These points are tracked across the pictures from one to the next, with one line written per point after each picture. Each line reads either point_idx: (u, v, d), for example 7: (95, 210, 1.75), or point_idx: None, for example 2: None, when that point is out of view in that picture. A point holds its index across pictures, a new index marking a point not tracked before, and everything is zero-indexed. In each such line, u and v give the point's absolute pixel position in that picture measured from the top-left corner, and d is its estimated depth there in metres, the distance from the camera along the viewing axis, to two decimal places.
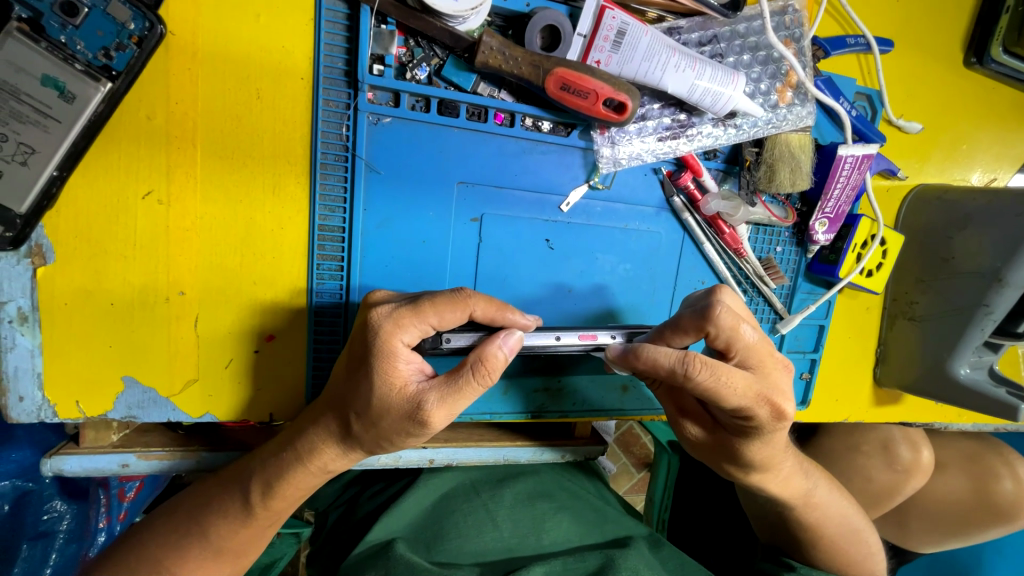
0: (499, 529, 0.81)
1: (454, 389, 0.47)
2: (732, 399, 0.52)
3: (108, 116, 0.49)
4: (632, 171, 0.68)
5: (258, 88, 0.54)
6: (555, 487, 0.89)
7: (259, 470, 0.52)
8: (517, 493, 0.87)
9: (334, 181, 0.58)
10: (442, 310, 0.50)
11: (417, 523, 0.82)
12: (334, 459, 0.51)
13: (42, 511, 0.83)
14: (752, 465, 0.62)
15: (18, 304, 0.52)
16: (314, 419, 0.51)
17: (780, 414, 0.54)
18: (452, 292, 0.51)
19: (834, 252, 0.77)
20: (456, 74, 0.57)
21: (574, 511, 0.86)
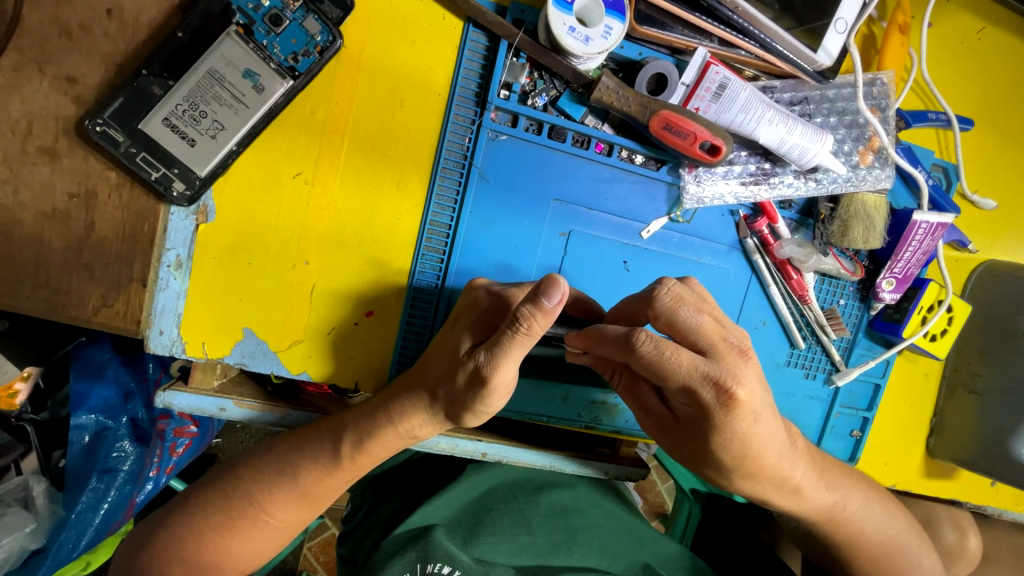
0: (532, 534, 0.83)
1: (502, 346, 0.49)
2: (676, 377, 0.52)
3: (284, 107, 0.59)
4: (711, 210, 0.73)
5: (403, 98, 0.63)
6: (589, 504, 0.90)
7: (353, 428, 0.58)
8: (551, 503, 0.88)
9: (450, 184, 0.65)
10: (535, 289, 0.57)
11: (455, 515, 0.84)
12: (423, 426, 0.58)
13: (113, 449, 0.88)
14: (726, 467, 0.58)
15: (177, 252, 0.60)
16: (407, 390, 0.57)
17: (728, 400, 0.51)
18: None
19: (899, 312, 0.78)
20: (569, 105, 0.65)
21: (605, 530, 0.88)
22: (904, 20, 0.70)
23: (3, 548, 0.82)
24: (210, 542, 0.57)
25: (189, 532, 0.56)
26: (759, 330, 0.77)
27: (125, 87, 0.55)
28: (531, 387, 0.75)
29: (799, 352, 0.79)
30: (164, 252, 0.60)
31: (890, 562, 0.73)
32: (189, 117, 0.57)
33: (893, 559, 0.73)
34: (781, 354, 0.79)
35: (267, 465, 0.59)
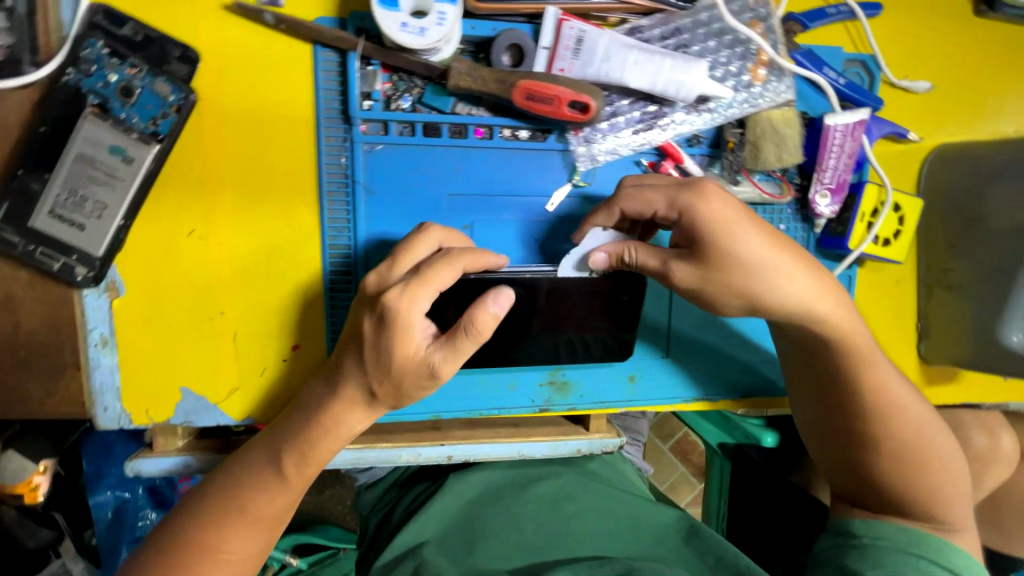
0: (523, 531, 0.82)
1: (455, 348, 0.55)
2: (658, 195, 0.63)
3: (158, 172, 0.61)
4: (614, 166, 0.70)
5: (272, 134, 0.64)
6: (576, 488, 0.90)
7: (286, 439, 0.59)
8: (539, 496, 0.88)
9: (339, 205, 0.66)
10: (436, 269, 0.56)
11: (444, 528, 0.85)
12: (350, 416, 0.58)
13: (137, 518, 0.94)
14: (751, 264, 0.60)
15: (100, 331, 0.64)
16: (328, 399, 0.58)
17: (703, 190, 0.61)
18: (442, 255, 0.57)
19: (841, 224, 0.74)
20: (435, 99, 0.64)
21: (598, 514, 0.86)
22: None
23: None
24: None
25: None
26: None
27: (9, 190, 0.58)
28: (476, 381, 0.76)
29: None
30: (88, 334, 0.63)
31: (906, 486, 0.62)
32: (71, 204, 0.59)
33: (905, 481, 0.62)
34: None
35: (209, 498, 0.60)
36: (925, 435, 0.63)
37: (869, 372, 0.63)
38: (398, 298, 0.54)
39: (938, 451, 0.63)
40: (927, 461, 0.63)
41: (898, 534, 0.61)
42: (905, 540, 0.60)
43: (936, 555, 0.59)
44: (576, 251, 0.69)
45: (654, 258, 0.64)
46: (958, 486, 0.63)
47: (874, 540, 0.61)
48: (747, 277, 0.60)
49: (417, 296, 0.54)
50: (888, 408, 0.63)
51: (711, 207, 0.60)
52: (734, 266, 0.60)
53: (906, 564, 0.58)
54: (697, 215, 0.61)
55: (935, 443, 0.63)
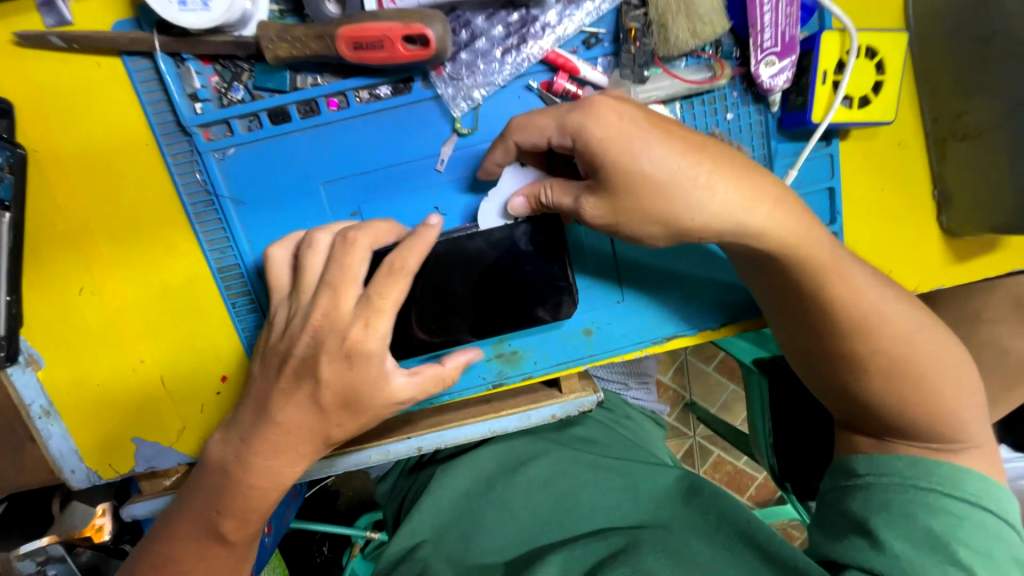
0: (518, 519, 0.79)
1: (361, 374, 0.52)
2: (542, 126, 0.51)
3: (20, 238, 0.58)
4: (499, 98, 0.59)
5: (118, 168, 0.58)
6: (571, 464, 0.85)
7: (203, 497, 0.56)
8: (530, 480, 0.83)
9: (213, 225, 0.61)
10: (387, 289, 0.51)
11: (439, 527, 0.82)
12: (278, 465, 0.55)
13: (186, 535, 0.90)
14: (665, 179, 0.48)
15: (40, 403, 0.65)
16: (246, 448, 0.55)
17: (588, 106, 0.49)
18: (388, 268, 0.51)
19: (801, 93, 0.59)
20: (268, 79, 0.56)
21: (595, 487, 0.81)
22: None
23: None
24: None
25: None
26: None
27: None
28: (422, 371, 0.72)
29: None
30: (30, 409, 0.65)
31: (906, 409, 0.53)
32: None
33: (900, 403, 0.53)
34: None
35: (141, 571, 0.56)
36: (916, 340, 0.53)
37: (833, 288, 0.52)
38: (362, 334, 0.51)
39: (935, 359, 0.53)
40: (923, 373, 0.53)
41: (903, 465, 0.52)
42: (910, 472, 0.52)
43: (949, 485, 0.50)
44: (495, 196, 0.59)
45: (566, 193, 0.53)
46: (964, 391, 0.54)
47: (877, 478, 0.53)
48: (664, 206, 0.48)
49: (380, 328, 0.52)
50: (865, 326, 0.52)
51: (601, 125, 0.48)
52: (646, 189, 0.48)
53: (914, 502, 0.50)
54: (585, 139, 0.48)
55: (931, 351, 0.53)
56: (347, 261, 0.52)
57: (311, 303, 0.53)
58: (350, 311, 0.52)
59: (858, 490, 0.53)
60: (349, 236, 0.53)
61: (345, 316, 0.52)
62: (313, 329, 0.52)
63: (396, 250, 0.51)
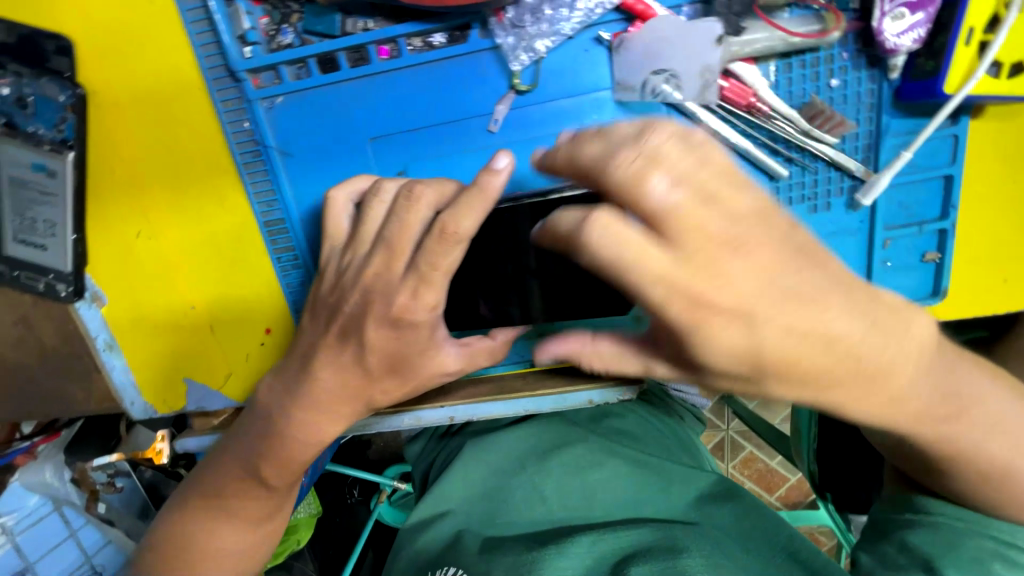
0: (548, 502, 0.77)
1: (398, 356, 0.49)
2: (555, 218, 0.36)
3: (83, 179, 0.60)
4: (566, 52, 0.53)
5: (171, 113, 0.58)
6: (605, 455, 0.82)
7: (236, 449, 0.56)
8: (564, 463, 0.81)
9: (260, 177, 0.60)
10: (441, 254, 0.43)
11: (468, 498, 0.83)
12: (310, 424, 0.52)
13: None
14: None
15: (104, 337, 0.69)
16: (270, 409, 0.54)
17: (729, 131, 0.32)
18: (439, 231, 0.42)
19: (932, 57, 0.49)
20: (318, 22, 0.53)
21: (629, 483, 0.78)
22: None
23: None
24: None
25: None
26: None
27: None
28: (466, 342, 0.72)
29: (784, 182, 0.57)
30: (95, 341, 0.69)
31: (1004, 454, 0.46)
32: (27, 227, 0.61)
33: None
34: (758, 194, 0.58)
35: (182, 508, 0.58)
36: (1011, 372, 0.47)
37: None
38: (408, 305, 0.46)
39: None
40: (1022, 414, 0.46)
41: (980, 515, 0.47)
42: (987, 522, 0.47)
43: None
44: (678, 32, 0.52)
45: None
46: None
47: (946, 520, 0.48)
48: None
49: (430, 300, 0.45)
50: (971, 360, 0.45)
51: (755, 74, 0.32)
52: None
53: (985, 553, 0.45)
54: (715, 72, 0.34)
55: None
56: (409, 216, 0.45)
57: (365, 260, 0.48)
58: (400, 276, 0.46)
59: (919, 526, 0.49)
60: (415, 192, 0.46)
61: (394, 279, 0.46)
62: (364, 286, 0.48)
63: (448, 211, 0.42)
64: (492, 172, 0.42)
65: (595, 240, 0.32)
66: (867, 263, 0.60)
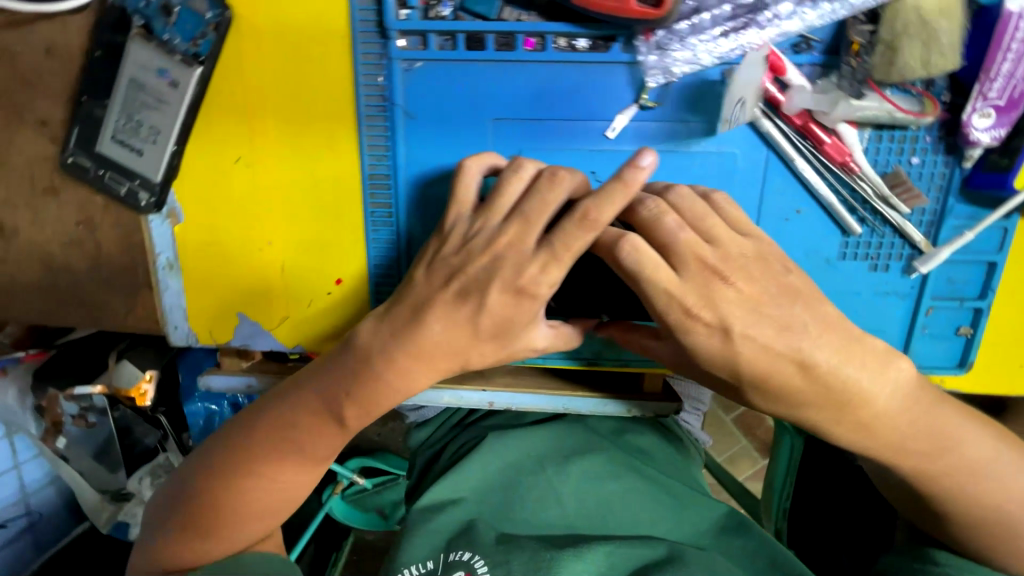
0: (563, 506, 0.78)
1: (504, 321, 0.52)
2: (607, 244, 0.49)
3: (202, 95, 0.60)
4: (695, 82, 0.58)
5: (308, 53, 0.59)
6: (627, 470, 0.82)
7: (323, 382, 0.57)
8: (584, 470, 0.81)
9: (378, 132, 0.62)
10: (571, 236, 0.49)
11: (482, 487, 0.81)
12: (388, 373, 0.54)
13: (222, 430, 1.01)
14: None
15: (167, 256, 0.67)
16: (346, 359, 0.56)
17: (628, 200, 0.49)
18: (579, 217, 0.48)
19: (1007, 155, 0.57)
20: (478, 3, 0.56)
21: (647, 502, 0.79)
22: None
23: None
24: (219, 502, 0.59)
25: (202, 492, 0.60)
26: (793, 220, 0.63)
27: (77, 117, 0.61)
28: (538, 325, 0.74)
29: (854, 239, 0.63)
30: (157, 258, 0.67)
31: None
32: (130, 130, 0.61)
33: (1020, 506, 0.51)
34: (830, 245, 0.64)
35: (255, 432, 0.58)
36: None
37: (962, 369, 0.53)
38: (535, 278, 0.50)
39: None
40: None
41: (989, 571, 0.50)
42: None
43: None
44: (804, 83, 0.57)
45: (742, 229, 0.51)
46: None
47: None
48: None
49: (554, 276, 0.50)
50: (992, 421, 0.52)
51: None
52: None
53: None
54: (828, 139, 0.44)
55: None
56: (550, 195, 0.51)
57: (499, 229, 0.52)
58: (531, 249, 0.51)
59: None
60: (557, 175, 0.52)
61: (527, 251, 0.51)
62: (494, 252, 0.52)
63: (591, 200, 0.48)
64: (639, 168, 0.47)
65: (625, 262, 0.47)
66: (908, 326, 0.66)
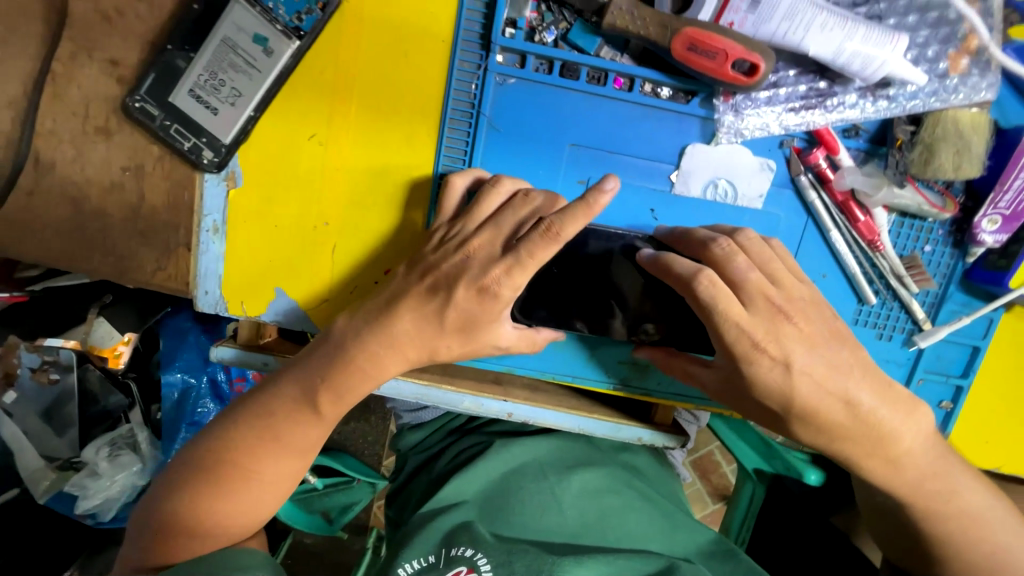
0: (563, 515, 0.78)
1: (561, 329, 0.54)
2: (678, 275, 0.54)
3: (293, 68, 0.61)
4: (757, 146, 0.64)
5: (407, 48, 0.61)
6: (623, 484, 0.84)
7: (359, 367, 0.55)
8: (585, 482, 0.82)
9: (459, 135, 0.63)
10: (537, 249, 0.52)
11: (484, 491, 0.81)
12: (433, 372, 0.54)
13: (198, 406, 0.95)
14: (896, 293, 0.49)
15: (213, 218, 0.65)
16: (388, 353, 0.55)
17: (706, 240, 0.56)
18: (545, 233, 0.52)
19: (1005, 257, 0.65)
20: (582, 37, 0.60)
21: (643, 517, 0.81)
22: None
23: (119, 483, 0.96)
24: (252, 467, 0.55)
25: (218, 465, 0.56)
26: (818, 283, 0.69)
27: (156, 63, 0.60)
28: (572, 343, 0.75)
29: (869, 308, 0.70)
30: (202, 219, 0.65)
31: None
32: (211, 87, 0.61)
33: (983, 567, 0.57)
34: (847, 310, 0.70)
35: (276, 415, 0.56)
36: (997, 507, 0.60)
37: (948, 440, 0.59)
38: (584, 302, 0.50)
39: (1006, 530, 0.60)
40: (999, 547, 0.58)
41: None
42: None
43: None
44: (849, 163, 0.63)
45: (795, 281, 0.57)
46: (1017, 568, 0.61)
47: None
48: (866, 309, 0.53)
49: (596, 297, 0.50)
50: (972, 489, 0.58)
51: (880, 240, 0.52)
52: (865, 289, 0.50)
53: None
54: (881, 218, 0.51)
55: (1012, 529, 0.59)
56: (521, 211, 0.56)
57: (472, 234, 0.56)
58: (500, 253, 0.54)
59: None
60: (530, 195, 0.57)
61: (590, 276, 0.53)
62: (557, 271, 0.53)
63: (556, 216, 0.52)
64: (601, 191, 0.51)
65: (701, 295, 0.52)
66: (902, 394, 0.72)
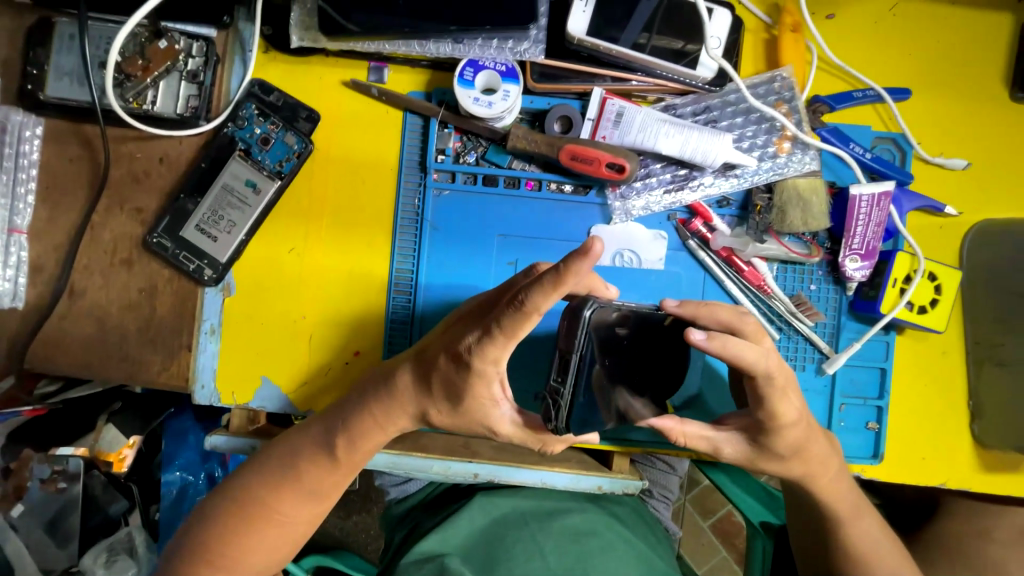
0: (545, 560, 0.81)
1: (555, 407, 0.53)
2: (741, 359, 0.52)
3: (275, 201, 0.78)
4: (648, 221, 0.79)
5: (363, 177, 0.79)
6: (601, 525, 0.88)
7: (327, 435, 0.66)
8: (564, 526, 0.86)
9: (408, 236, 0.79)
10: (510, 324, 0.45)
11: (468, 543, 0.85)
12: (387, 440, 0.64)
13: (193, 502, 1.01)
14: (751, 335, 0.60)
15: (211, 322, 0.79)
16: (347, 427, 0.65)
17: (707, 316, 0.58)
18: (513, 308, 0.43)
19: (873, 288, 0.77)
20: (496, 156, 0.78)
21: (623, 554, 0.84)
22: (792, 21, 0.76)
23: None
24: (237, 536, 0.66)
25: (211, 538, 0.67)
26: None
27: (170, 209, 0.78)
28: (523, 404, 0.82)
29: (777, 343, 0.80)
30: (202, 324, 0.79)
31: None
32: (212, 221, 0.78)
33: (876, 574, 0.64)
34: None
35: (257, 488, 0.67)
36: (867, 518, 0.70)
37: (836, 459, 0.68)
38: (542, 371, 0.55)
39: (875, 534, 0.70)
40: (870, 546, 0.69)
41: None
42: None
43: None
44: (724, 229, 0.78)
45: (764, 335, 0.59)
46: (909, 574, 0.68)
47: None
48: None
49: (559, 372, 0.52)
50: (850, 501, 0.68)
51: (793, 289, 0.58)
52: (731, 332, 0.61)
53: None
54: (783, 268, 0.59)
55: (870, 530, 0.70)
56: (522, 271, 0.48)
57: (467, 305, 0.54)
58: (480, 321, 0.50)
59: None
60: None
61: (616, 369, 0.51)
62: None
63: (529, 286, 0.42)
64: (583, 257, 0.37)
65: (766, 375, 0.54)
66: (827, 417, 0.80)
